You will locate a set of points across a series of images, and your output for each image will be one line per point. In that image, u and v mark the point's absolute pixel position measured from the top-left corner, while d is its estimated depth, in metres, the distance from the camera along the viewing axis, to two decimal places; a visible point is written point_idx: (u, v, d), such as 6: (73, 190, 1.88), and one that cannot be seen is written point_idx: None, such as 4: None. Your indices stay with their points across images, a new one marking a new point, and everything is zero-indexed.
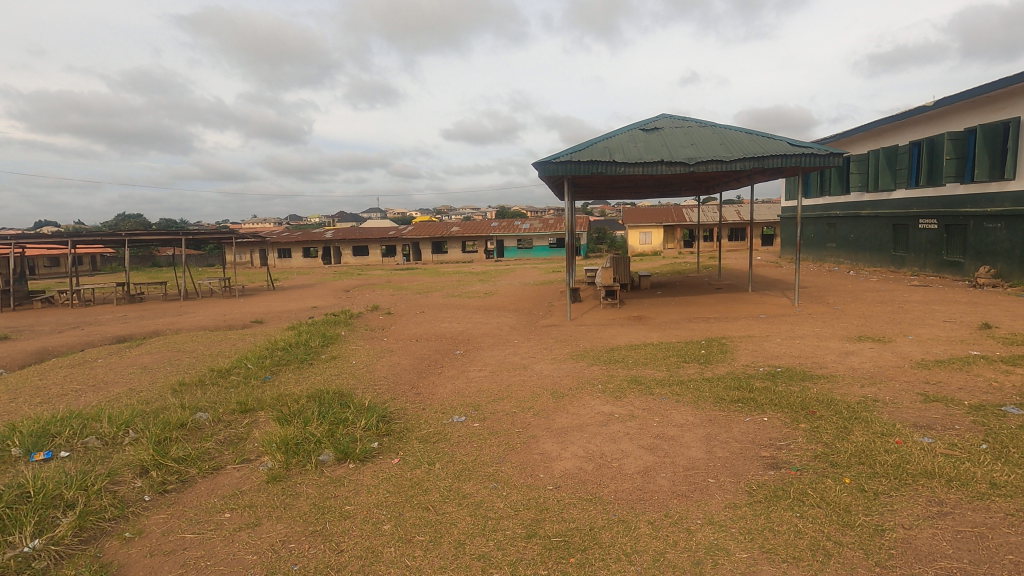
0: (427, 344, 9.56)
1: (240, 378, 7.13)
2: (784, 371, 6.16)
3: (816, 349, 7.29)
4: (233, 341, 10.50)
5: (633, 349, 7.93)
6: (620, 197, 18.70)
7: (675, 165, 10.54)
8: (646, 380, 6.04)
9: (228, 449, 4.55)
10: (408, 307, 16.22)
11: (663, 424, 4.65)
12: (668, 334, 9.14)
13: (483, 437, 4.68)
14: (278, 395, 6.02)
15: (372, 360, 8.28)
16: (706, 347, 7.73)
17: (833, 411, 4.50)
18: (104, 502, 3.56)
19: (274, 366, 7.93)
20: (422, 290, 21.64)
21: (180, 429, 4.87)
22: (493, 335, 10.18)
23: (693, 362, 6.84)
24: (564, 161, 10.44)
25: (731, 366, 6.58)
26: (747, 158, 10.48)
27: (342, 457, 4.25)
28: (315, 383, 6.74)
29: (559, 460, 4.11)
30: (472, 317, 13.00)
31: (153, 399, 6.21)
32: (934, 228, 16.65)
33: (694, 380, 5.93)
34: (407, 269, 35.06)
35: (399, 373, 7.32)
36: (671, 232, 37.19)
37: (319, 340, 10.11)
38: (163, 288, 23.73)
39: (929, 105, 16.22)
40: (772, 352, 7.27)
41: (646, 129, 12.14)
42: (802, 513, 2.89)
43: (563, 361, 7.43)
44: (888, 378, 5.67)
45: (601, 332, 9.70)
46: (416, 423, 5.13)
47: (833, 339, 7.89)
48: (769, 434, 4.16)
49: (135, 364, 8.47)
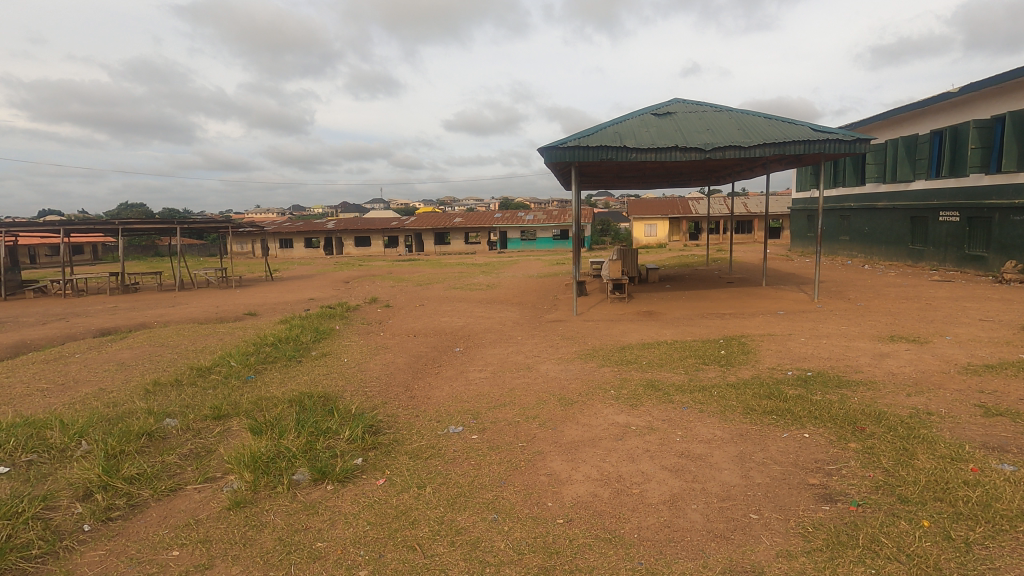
0: (425, 341, 9.00)
1: (221, 378, 6.59)
2: (816, 376, 5.57)
3: (847, 351, 6.70)
4: (222, 336, 9.94)
5: (645, 348, 7.35)
6: (627, 185, 18.00)
7: (690, 152, 9.90)
8: (664, 385, 5.47)
9: (192, 465, 3.99)
10: (408, 300, 15.66)
11: (687, 439, 4.09)
12: (681, 332, 8.55)
13: (483, 453, 4.11)
14: (259, 399, 5.47)
15: (365, 358, 7.71)
16: (725, 347, 7.14)
17: (885, 426, 3.91)
18: (32, 534, 3.01)
19: (260, 364, 7.38)
20: (422, 282, 21.07)
21: (141, 439, 4.32)
22: (494, 331, 9.61)
23: (714, 364, 6.26)
24: (572, 146, 9.83)
25: (755, 369, 6.00)
26: (768, 145, 9.82)
27: (320, 476, 3.68)
28: (301, 385, 6.19)
29: (569, 483, 3.55)
30: (474, 311, 12.40)
31: (121, 402, 5.65)
32: (956, 221, 15.96)
33: (718, 386, 5.35)
34: (409, 260, 34.53)
35: (393, 373, 6.77)
36: (677, 225, 36.48)
37: (310, 335, 9.54)
38: (160, 278, 23.32)
39: (953, 92, 15.49)
40: (799, 354, 6.66)
41: (658, 113, 11.48)
42: (879, 570, 2.34)
43: (571, 361, 6.86)
44: (936, 386, 5.08)
45: (609, 328, 9.12)
46: (407, 434, 4.56)
47: (863, 339, 7.29)
48: (816, 455, 3.59)
49: (112, 360, 7.95)
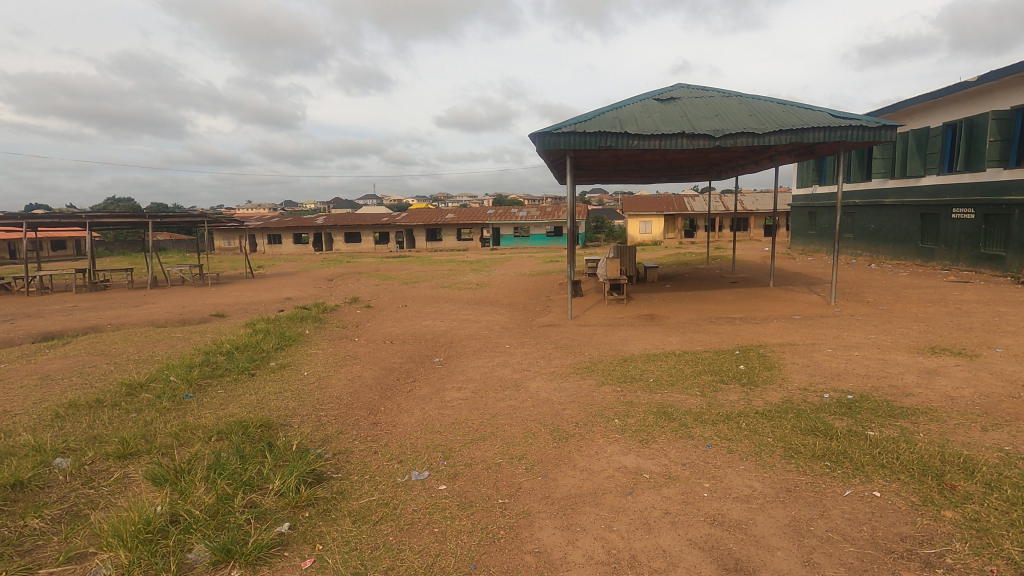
0: (402, 349, 7.97)
1: (152, 397, 5.56)
2: (860, 402, 4.62)
3: (885, 366, 5.76)
4: (175, 341, 8.87)
5: (651, 361, 6.38)
6: (624, 179, 17.05)
7: (698, 139, 8.94)
8: (679, 412, 4.51)
9: (61, 533, 2.97)
10: (391, 300, 14.63)
11: (718, 495, 3.14)
12: (689, 340, 7.59)
13: (451, 514, 3.13)
14: (183, 430, 4.46)
15: (329, 371, 6.72)
16: (743, 361, 6.20)
17: (984, 483, 2.95)
18: None
19: (205, 377, 6.35)
20: (409, 280, 20.04)
21: (4, 495, 3.29)
22: (480, 337, 8.61)
23: (734, 384, 5.31)
24: (567, 133, 8.85)
25: (783, 390, 5.07)
26: (784, 131, 8.89)
27: (222, 558, 2.68)
28: (242, 409, 5.17)
29: (566, 568, 2.58)
30: (460, 313, 11.40)
31: (15, 432, 4.61)
32: (971, 218, 15.14)
33: (745, 414, 4.39)
34: (399, 257, 33.42)
35: (357, 392, 5.78)
36: (672, 222, 35.62)
37: (274, 341, 8.50)
38: (133, 275, 22.19)
39: (971, 81, 14.70)
40: (830, 369, 5.72)
41: (661, 99, 10.50)
42: None
43: (565, 377, 5.89)
44: (1013, 417, 4.15)
45: (608, 335, 8.14)
46: (357, 483, 3.57)
47: (899, 351, 6.37)
48: (899, 530, 2.64)
49: (35, 372, 6.88)
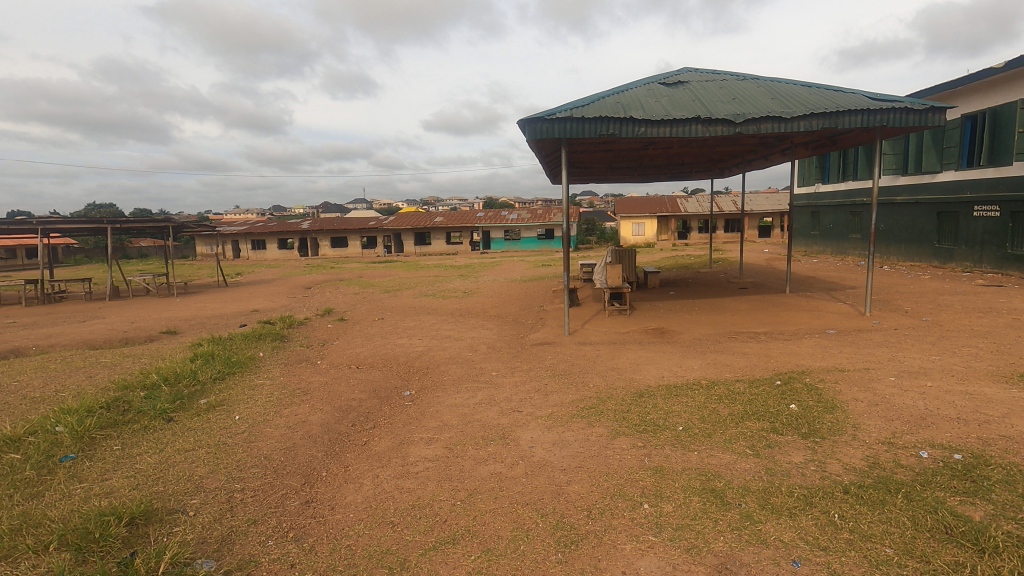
0: (366, 379, 6.56)
1: (14, 463, 4.13)
2: (977, 466, 3.34)
3: (979, 403, 4.49)
4: (97, 370, 7.39)
5: (674, 397, 5.05)
6: (621, 178, 15.75)
7: (715, 125, 7.66)
8: (734, 490, 3.17)
9: None
10: (369, 312, 13.20)
11: None
12: (713, 365, 6.27)
13: None
14: (12, 530, 3.04)
15: (268, 413, 5.32)
16: (791, 396, 4.89)
17: None
18: None
19: (103, 427, 4.91)
20: (391, 288, 18.61)
21: None
22: (461, 361, 7.27)
23: (794, 435, 4.00)
24: (562, 118, 7.53)
25: (862, 446, 3.75)
26: (814, 116, 7.64)
27: None
28: (121, 484, 3.73)
29: None
30: (441, 328, 10.01)
31: None
32: (996, 216, 14.02)
33: (830, 493, 3.06)
34: (385, 262, 31.93)
35: (296, 447, 4.40)
36: (666, 224, 34.52)
37: (215, 369, 7.07)
38: (90, 284, 20.51)
39: (995, 68, 13.65)
40: (908, 410, 4.44)
41: (668, 83, 9.23)
42: None
43: (568, 423, 4.55)
44: None
45: (613, 358, 6.82)
46: None
47: (982, 380, 5.11)
48: None
49: None
